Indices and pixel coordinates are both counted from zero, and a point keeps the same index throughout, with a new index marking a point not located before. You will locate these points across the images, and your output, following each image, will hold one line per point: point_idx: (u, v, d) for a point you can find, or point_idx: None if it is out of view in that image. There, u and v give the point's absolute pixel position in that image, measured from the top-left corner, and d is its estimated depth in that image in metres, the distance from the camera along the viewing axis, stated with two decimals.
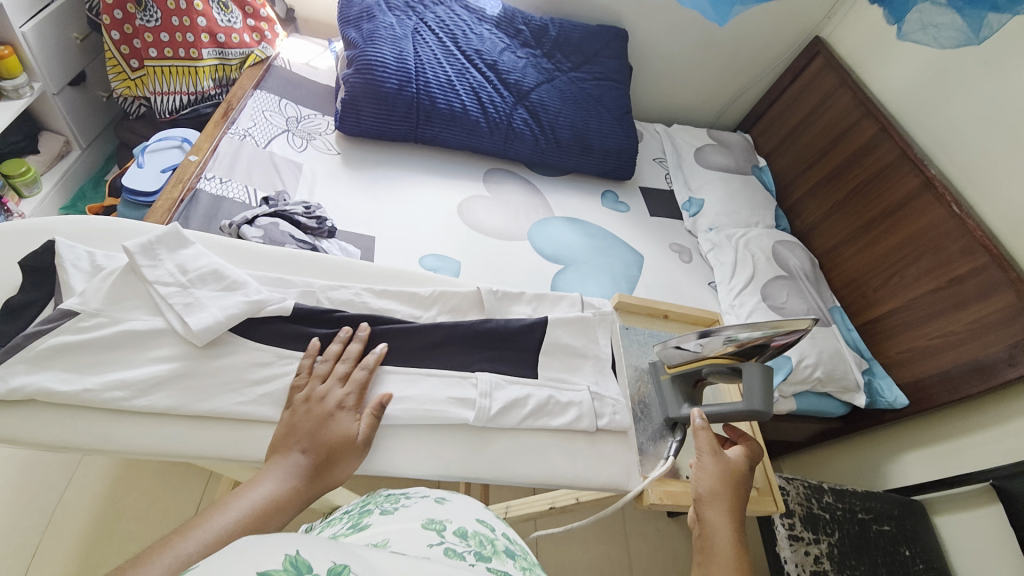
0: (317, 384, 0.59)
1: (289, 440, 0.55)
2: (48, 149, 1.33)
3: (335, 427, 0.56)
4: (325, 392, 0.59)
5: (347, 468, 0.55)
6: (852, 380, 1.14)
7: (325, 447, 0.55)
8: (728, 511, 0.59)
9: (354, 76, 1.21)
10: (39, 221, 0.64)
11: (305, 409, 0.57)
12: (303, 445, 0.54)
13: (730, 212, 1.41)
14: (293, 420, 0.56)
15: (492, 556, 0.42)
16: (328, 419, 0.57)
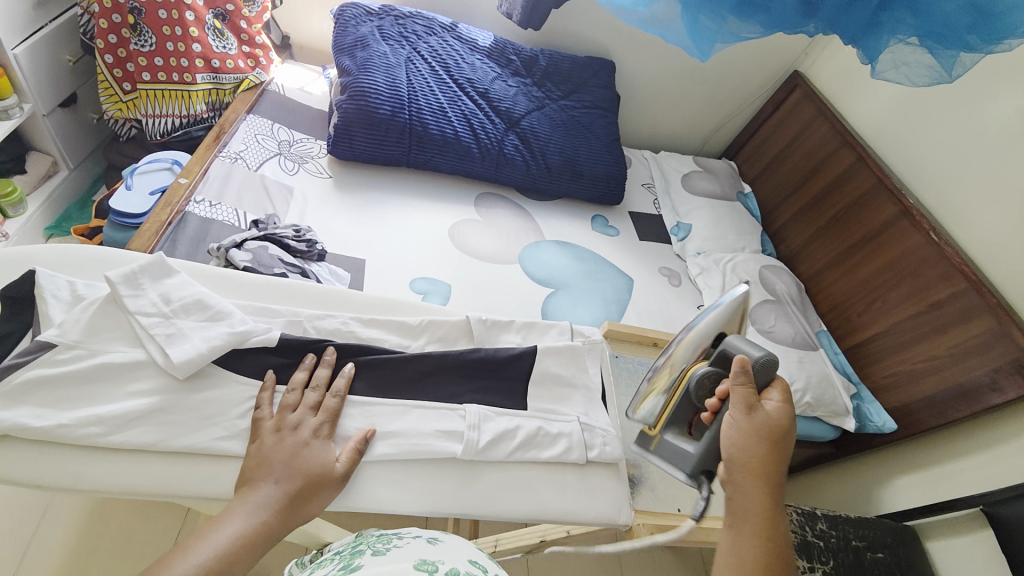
0: (288, 414, 0.58)
1: (257, 472, 0.53)
2: (35, 170, 1.32)
3: (311, 456, 0.55)
4: (297, 421, 0.57)
5: (322, 500, 0.54)
6: (840, 405, 1.15)
7: (298, 479, 0.54)
8: (761, 470, 0.58)
9: (347, 103, 1.23)
10: (21, 249, 0.62)
11: (276, 439, 0.56)
12: (272, 476, 0.53)
13: (717, 238, 1.43)
14: (260, 451, 0.55)
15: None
16: (300, 449, 0.55)
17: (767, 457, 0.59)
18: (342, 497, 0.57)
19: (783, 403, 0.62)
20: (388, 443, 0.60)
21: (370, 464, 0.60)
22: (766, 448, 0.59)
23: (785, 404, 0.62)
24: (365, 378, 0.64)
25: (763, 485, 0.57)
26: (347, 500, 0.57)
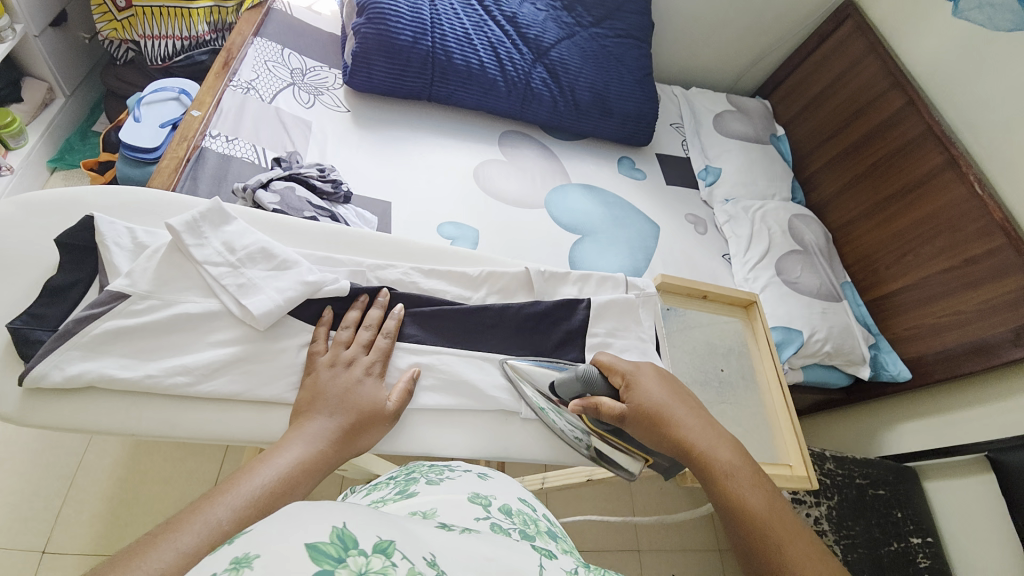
0: (341, 351, 0.58)
1: (311, 403, 0.54)
2: (30, 97, 1.23)
3: (364, 393, 0.56)
4: (351, 358, 0.58)
5: (371, 436, 0.55)
6: (858, 354, 1.17)
7: (351, 414, 0.54)
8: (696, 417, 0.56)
9: (365, 26, 1.12)
10: (67, 192, 0.59)
11: (331, 373, 0.56)
12: (327, 409, 0.54)
13: (748, 184, 1.39)
14: (314, 384, 0.55)
15: (537, 535, 0.40)
16: (355, 386, 0.56)
17: (691, 408, 0.57)
18: (409, 442, 0.59)
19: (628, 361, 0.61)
20: (451, 391, 0.62)
21: (432, 412, 0.61)
22: (683, 402, 0.57)
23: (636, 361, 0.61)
24: (423, 327, 0.64)
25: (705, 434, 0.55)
26: (412, 446, 0.59)
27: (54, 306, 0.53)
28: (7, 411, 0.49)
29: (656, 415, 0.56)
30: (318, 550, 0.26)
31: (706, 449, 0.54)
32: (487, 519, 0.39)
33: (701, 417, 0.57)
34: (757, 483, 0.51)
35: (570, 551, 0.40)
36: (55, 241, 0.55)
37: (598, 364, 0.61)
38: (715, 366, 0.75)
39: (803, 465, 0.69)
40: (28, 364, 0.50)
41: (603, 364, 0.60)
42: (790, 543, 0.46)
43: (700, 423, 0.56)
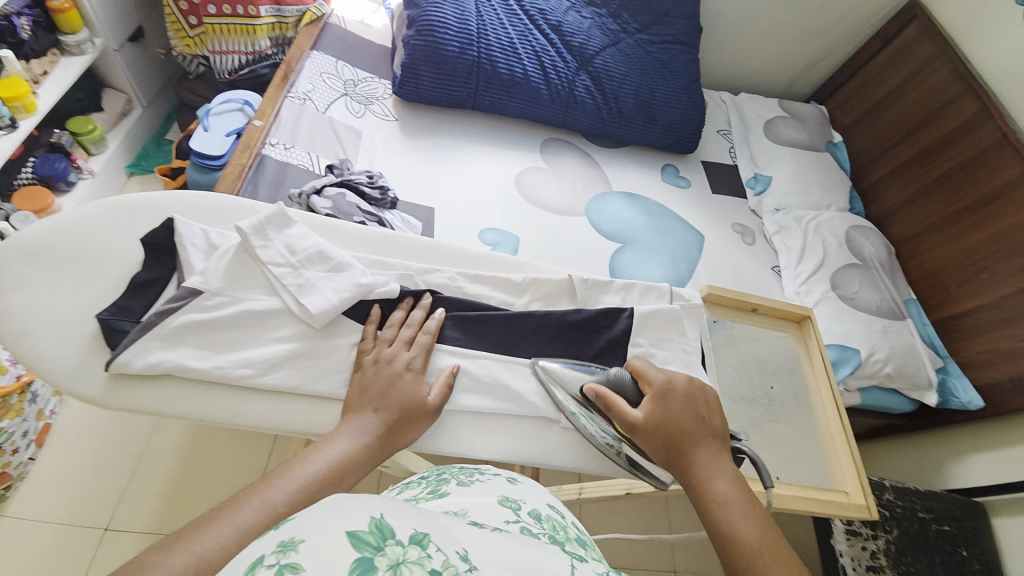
0: (384, 348, 0.60)
1: (359, 398, 0.56)
2: (112, 108, 1.34)
3: (405, 388, 0.57)
4: (393, 355, 0.59)
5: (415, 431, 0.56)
6: (924, 377, 1.09)
7: (394, 410, 0.55)
8: (705, 446, 0.55)
9: (415, 38, 1.16)
10: (149, 196, 0.64)
11: (375, 369, 0.58)
12: (373, 405, 0.55)
13: (801, 193, 1.33)
14: (364, 380, 0.57)
15: (567, 540, 0.39)
16: (396, 380, 0.57)
17: (701, 431, 0.56)
18: (448, 445, 0.59)
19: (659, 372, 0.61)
20: (491, 396, 0.62)
21: (472, 415, 0.62)
22: (694, 424, 0.56)
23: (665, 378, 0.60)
24: (465, 331, 0.65)
25: (711, 464, 0.54)
26: (452, 449, 0.59)
27: (137, 299, 0.57)
28: (91, 395, 0.54)
29: (666, 437, 0.55)
30: (359, 538, 0.27)
31: (705, 476, 0.53)
32: (517, 522, 0.39)
33: (710, 440, 0.56)
34: (754, 514, 0.51)
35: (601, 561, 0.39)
36: (140, 240, 0.60)
37: (631, 369, 0.61)
38: (765, 383, 0.72)
39: (862, 494, 0.65)
40: (114, 351, 0.54)
41: (635, 369, 0.61)
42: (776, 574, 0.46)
43: (706, 447, 0.55)
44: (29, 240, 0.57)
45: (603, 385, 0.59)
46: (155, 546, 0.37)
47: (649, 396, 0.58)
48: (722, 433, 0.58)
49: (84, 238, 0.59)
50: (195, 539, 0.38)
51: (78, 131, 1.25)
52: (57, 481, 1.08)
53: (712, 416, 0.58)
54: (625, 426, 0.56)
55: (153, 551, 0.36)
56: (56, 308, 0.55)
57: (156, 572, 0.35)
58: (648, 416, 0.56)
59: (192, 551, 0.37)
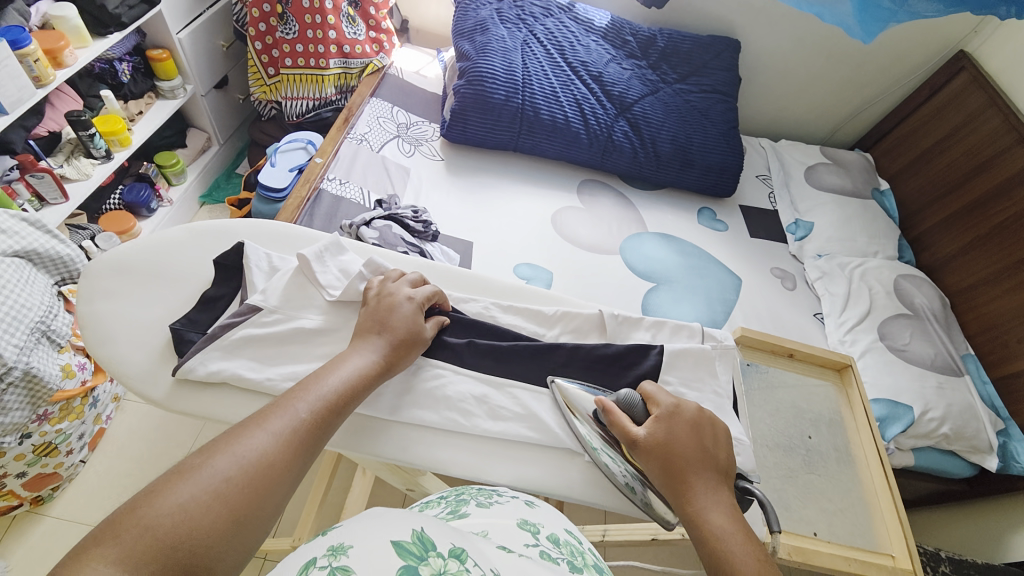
0: (388, 283, 0.64)
1: (376, 330, 0.59)
2: (193, 144, 1.51)
3: (405, 315, 0.61)
4: (396, 288, 0.63)
5: (412, 354, 0.60)
6: (984, 440, 1.01)
7: (399, 331, 0.59)
8: (705, 478, 0.53)
9: (464, 88, 1.25)
10: (222, 223, 0.71)
11: (378, 299, 0.62)
12: (386, 337, 0.58)
13: (845, 239, 1.30)
14: (380, 312, 0.60)
15: (584, 568, 0.39)
16: (396, 307, 0.61)
17: (704, 464, 0.54)
18: (475, 471, 0.60)
19: (661, 393, 0.60)
20: (518, 424, 0.63)
21: (500, 443, 0.62)
22: (698, 455, 0.54)
23: (670, 403, 0.58)
24: (496, 358, 0.67)
25: (710, 500, 0.52)
26: (478, 475, 0.60)
27: (205, 313, 0.63)
28: (156, 398, 0.59)
29: (667, 465, 0.54)
30: (403, 547, 0.31)
31: (702, 508, 0.51)
32: (535, 547, 0.40)
33: (710, 471, 0.54)
34: (752, 549, 0.48)
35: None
36: (212, 261, 0.67)
37: (641, 392, 0.60)
38: (802, 432, 0.69)
39: (910, 559, 0.60)
40: (182, 358, 0.59)
41: (644, 391, 0.60)
42: None
43: (705, 476, 0.53)
44: (123, 256, 0.66)
45: (612, 401, 0.60)
46: (199, 451, 0.42)
47: (654, 416, 0.57)
48: (727, 468, 0.56)
49: (168, 259, 0.67)
50: (233, 443, 0.42)
51: (163, 164, 1.41)
52: (103, 482, 1.14)
53: (717, 448, 0.56)
54: (626, 442, 0.56)
55: (195, 456, 0.41)
56: (139, 318, 0.62)
57: (200, 471, 0.40)
58: (649, 435, 0.55)
59: (232, 454, 0.42)
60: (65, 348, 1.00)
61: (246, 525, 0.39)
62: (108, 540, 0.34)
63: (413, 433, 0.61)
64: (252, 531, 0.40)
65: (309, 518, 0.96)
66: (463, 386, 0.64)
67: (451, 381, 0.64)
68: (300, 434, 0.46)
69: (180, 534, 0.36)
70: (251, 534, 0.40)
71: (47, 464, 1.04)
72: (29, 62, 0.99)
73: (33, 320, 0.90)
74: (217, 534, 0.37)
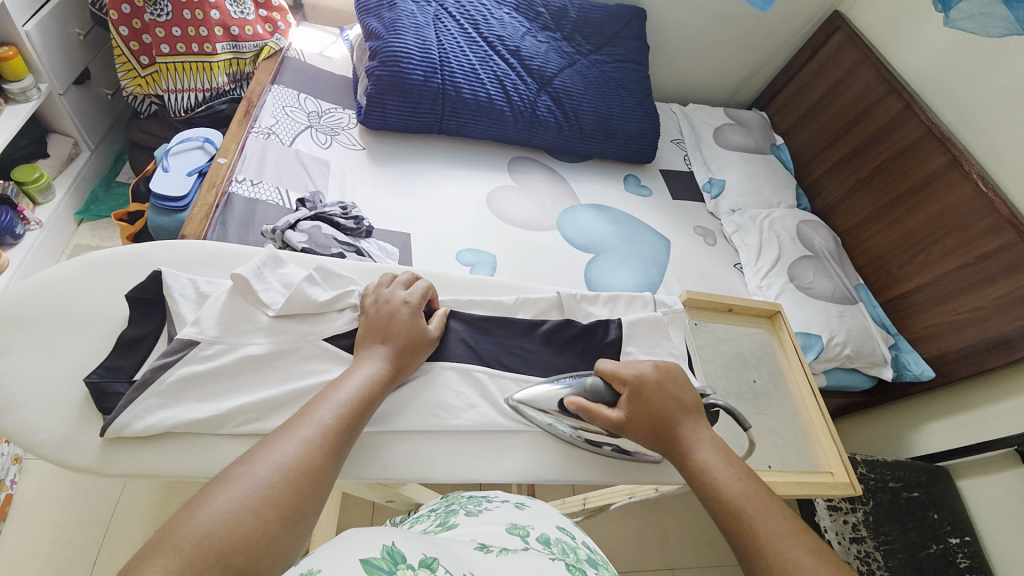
0: (382, 288, 0.62)
1: (377, 338, 0.57)
2: (58, 152, 1.28)
3: (407, 324, 0.59)
4: (390, 294, 0.61)
5: (421, 357, 0.60)
6: (879, 355, 1.18)
7: (401, 338, 0.58)
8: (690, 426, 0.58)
9: (379, 69, 1.17)
10: (135, 251, 0.62)
11: (375, 307, 0.60)
12: (393, 342, 0.58)
13: (752, 193, 1.42)
14: (377, 320, 0.59)
15: (578, 564, 0.40)
16: (396, 316, 0.59)
17: (677, 405, 0.59)
18: (461, 471, 0.59)
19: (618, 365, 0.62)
20: (494, 414, 0.62)
21: (481, 436, 0.62)
22: (671, 404, 0.59)
23: (640, 368, 0.61)
24: (464, 349, 0.66)
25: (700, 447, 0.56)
26: (466, 473, 0.59)
27: (127, 358, 0.55)
28: (85, 463, 0.51)
29: (656, 425, 0.57)
30: (373, 564, 0.32)
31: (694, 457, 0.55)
32: (526, 550, 0.41)
33: (683, 414, 0.59)
34: (735, 472, 0.54)
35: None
36: (124, 296, 0.58)
37: (601, 373, 0.61)
38: (748, 378, 0.76)
39: (845, 473, 0.70)
40: (109, 415, 0.52)
41: (605, 374, 0.61)
42: (762, 519, 0.49)
43: (683, 422, 0.58)
44: (2, 302, 0.55)
45: (581, 397, 0.61)
46: (237, 460, 0.42)
47: (625, 396, 0.59)
48: (696, 406, 0.60)
49: (67, 302, 0.57)
50: (272, 448, 0.44)
51: (23, 180, 1.18)
52: (12, 558, 0.98)
53: (683, 393, 0.60)
54: (612, 429, 0.58)
55: (237, 464, 0.42)
56: (44, 374, 0.53)
57: (245, 477, 0.41)
58: (628, 415, 0.58)
59: (271, 460, 0.43)
60: None
61: (295, 526, 0.40)
62: (164, 549, 0.34)
63: (391, 446, 0.59)
64: (301, 527, 0.41)
65: None
66: (437, 388, 0.62)
67: (423, 383, 0.62)
68: (333, 435, 0.47)
69: (237, 538, 0.37)
70: (302, 534, 0.41)
71: None
72: None
73: None
74: (270, 536, 0.38)
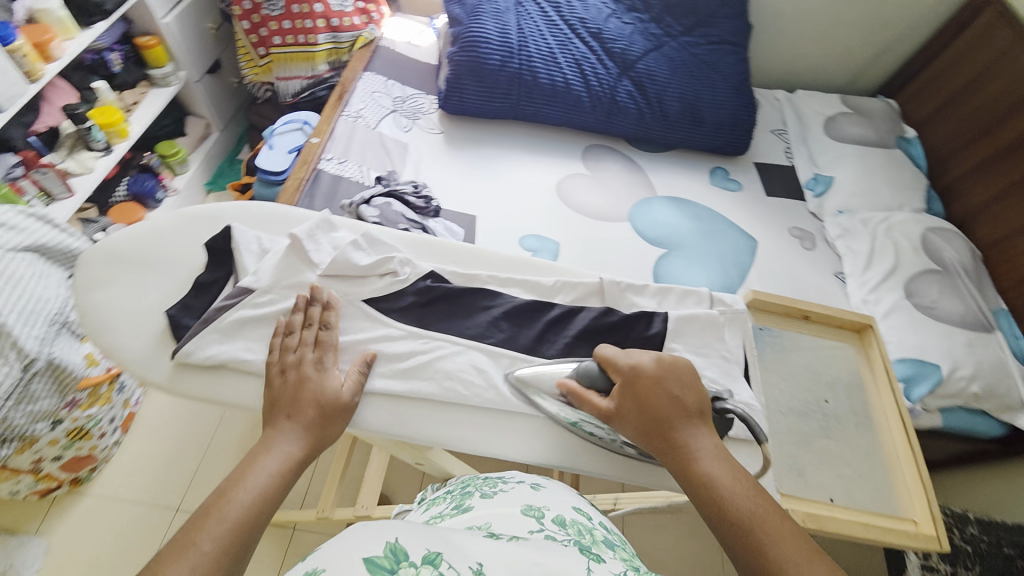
0: (289, 355, 0.57)
1: (285, 416, 0.53)
2: (193, 132, 1.50)
3: (313, 391, 0.55)
4: (298, 359, 0.57)
5: (336, 429, 0.55)
6: (1017, 397, 0.97)
7: (310, 409, 0.54)
8: (697, 427, 0.53)
9: (458, 54, 1.20)
10: (216, 209, 0.71)
11: (281, 378, 0.56)
12: (303, 417, 0.53)
13: (865, 192, 1.23)
14: (285, 393, 0.54)
15: (593, 544, 0.39)
16: (303, 385, 0.55)
17: (682, 407, 0.53)
18: (474, 444, 0.58)
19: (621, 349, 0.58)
20: (517, 394, 0.60)
21: (499, 414, 0.60)
22: (675, 404, 0.53)
23: (637, 359, 0.56)
24: (498, 329, 0.65)
25: (706, 453, 0.51)
26: (481, 447, 0.58)
27: (200, 298, 0.63)
28: (160, 381, 0.59)
29: (656, 423, 0.53)
30: (375, 563, 0.31)
31: (699, 464, 0.50)
32: (540, 532, 0.40)
33: (689, 417, 0.53)
34: (744, 486, 0.49)
35: (631, 562, 0.40)
36: (204, 245, 0.66)
37: (598, 358, 0.58)
38: (819, 398, 0.69)
39: (932, 524, 0.59)
40: (179, 342, 0.60)
41: (602, 358, 0.58)
42: (775, 544, 0.44)
43: (687, 422, 0.53)
44: (117, 246, 0.65)
45: (574, 382, 0.58)
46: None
47: (618, 379, 0.56)
48: (703, 406, 0.55)
49: (164, 248, 0.66)
50: (178, 565, 0.39)
51: (166, 154, 1.40)
52: (132, 466, 1.18)
53: (688, 391, 0.55)
54: (601, 416, 0.55)
55: None
56: (140, 306, 0.62)
57: None
58: (616, 403, 0.55)
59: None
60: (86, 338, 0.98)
61: None
62: None
63: (411, 408, 0.59)
64: None
65: (331, 491, 0.96)
66: (462, 359, 0.62)
67: (450, 354, 0.62)
68: (246, 527, 0.44)
69: None
70: None
71: (81, 448, 1.06)
72: (18, 57, 1.00)
73: (50, 314, 0.87)
74: None
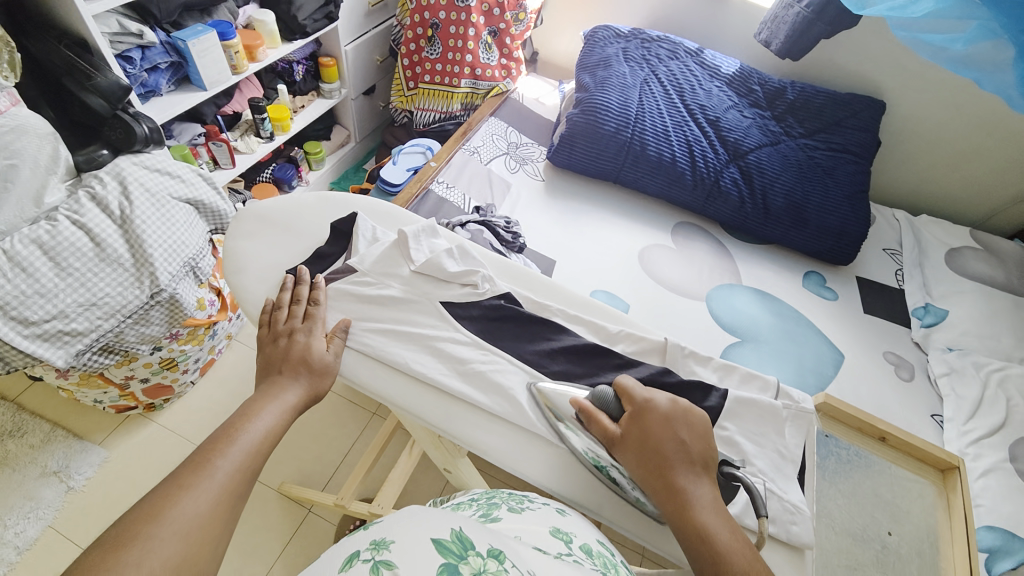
0: (280, 324, 0.65)
1: (276, 371, 0.60)
2: (336, 138, 1.73)
3: (299, 353, 0.62)
4: (289, 327, 0.64)
5: (325, 386, 0.61)
6: None
7: (297, 366, 0.61)
8: (701, 476, 0.53)
9: (578, 116, 1.31)
10: (345, 197, 0.82)
11: (272, 343, 0.63)
12: (295, 374, 0.60)
13: (982, 334, 1.11)
14: (276, 354, 0.62)
15: None
16: (292, 348, 0.62)
17: (687, 456, 0.53)
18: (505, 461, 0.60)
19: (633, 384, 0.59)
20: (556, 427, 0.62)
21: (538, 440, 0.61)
22: (682, 451, 0.53)
23: (649, 398, 0.57)
24: (555, 360, 0.67)
25: (706, 504, 0.51)
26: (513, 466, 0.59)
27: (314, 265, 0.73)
28: None
29: (659, 467, 0.53)
30: (444, 546, 0.34)
31: (698, 514, 0.50)
32: (571, 557, 0.41)
33: (696, 465, 0.53)
34: (740, 543, 0.49)
35: None
36: (329, 224, 0.78)
37: (616, 386, 0.60)
38: (882, 529, 0.80)
39: None
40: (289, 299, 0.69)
41: (620, 386, 0.59)
42: None
43: (691, 471, 0.53)
44: (264, 208, 0.78)
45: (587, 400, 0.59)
46: (162, 494, 0.46)
47: (630, 411, 0.57)
48: (710, 457, 0.55)
49: (298, 218, 0.78)
50: (198, 478, 0.48)
51: (309, 151, 1.64)
52: (200, 406, 1.33)
53: (695, 440, 0.55)
54: (605, 440, 0.56)
55: (161, 506, 0.45)
56: (267, 259, 0.74)
57: (169, 515, 0.44)
58: (624, 431, 0.55)
59: (194, 496, 0.46)
60: (204, 284, 1.14)
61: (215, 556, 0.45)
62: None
63: (460, 411, 0.63)
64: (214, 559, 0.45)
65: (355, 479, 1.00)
66: (515, 379, 0.65)
67: (505, 371, 0.66)
68: (254, 455, 0.52)
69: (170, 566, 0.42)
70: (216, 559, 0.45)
71: (165, 377, 1.21)
72: (231, 52, 1.27)
73: (186, 256, 1.03)
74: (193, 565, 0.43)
